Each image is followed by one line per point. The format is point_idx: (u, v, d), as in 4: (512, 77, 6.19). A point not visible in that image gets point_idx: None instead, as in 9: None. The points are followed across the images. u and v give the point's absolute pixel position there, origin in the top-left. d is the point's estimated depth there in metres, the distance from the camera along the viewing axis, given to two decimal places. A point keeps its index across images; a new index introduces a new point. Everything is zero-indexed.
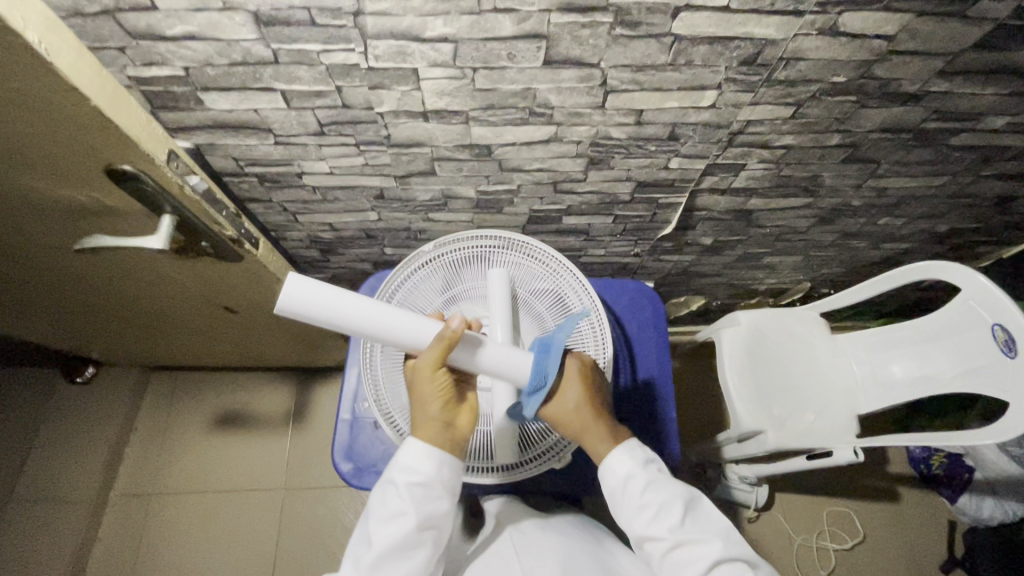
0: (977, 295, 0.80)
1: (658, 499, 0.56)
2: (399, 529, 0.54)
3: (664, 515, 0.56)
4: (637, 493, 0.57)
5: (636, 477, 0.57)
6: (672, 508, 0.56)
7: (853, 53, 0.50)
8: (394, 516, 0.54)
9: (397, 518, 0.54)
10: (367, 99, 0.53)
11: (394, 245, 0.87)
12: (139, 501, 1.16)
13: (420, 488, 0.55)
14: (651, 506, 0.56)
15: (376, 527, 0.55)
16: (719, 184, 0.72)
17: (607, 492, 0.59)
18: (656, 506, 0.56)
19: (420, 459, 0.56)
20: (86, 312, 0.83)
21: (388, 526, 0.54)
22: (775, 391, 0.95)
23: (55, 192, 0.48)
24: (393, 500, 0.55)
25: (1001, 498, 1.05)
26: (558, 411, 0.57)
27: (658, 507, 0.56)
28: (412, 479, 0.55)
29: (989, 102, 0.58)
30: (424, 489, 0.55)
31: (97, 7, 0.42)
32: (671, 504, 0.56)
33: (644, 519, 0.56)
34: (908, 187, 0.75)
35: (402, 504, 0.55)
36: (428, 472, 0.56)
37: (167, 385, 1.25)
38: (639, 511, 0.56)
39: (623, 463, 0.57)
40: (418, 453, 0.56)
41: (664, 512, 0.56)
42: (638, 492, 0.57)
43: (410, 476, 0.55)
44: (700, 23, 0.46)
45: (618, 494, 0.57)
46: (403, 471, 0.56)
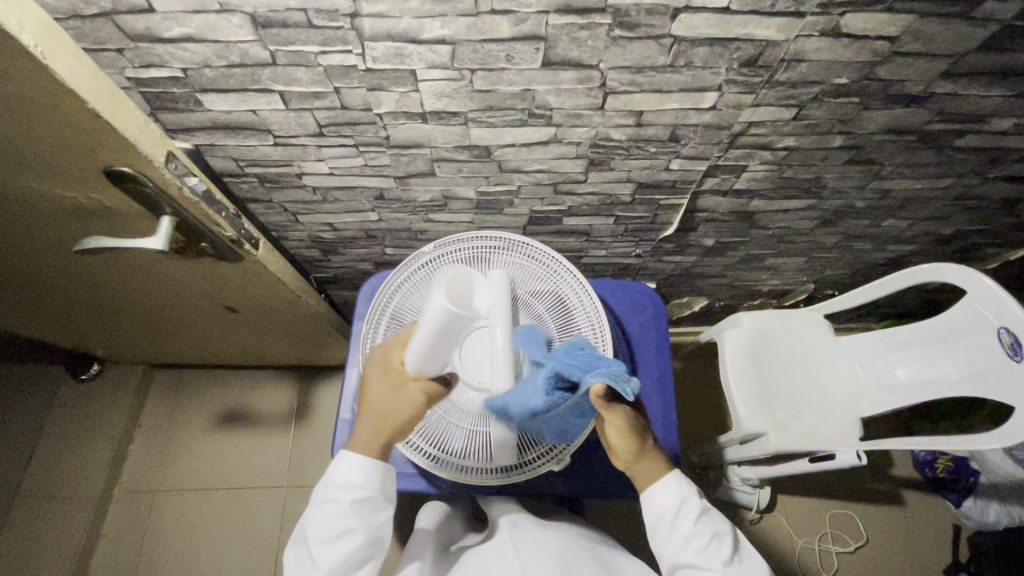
0: (983, 297, 0.79)
1: (710, 528, 0.58)
2: (347, 547, 0.54)
3: (715, 546, 0.57)
4: (691, 518, 0.58)
5: (692, 504, 0.59)
6: (722, 540, 0.58)
7: (856, 55, 0.49)
8: (342, 535, 0.54)
9: (345, 535, 0.54)
10: (365, 101, 0.53)
11: (395, 245, 0.87)
12: (142, 497, 1.16)
13: (364, 502, 0.56)
14: (704, 535, 0.57)
15: (321, 550, 0.53)
16: (721, 186, 0.71)
17: (655, 516, 0.59)
18: (708, 536, 0.57)
19: (362, 474, 0.56)
20: (89, 311, 0.84)
21: (336, 545, 0.54)
22: (777, 393, 0.94)
23: (54, 193, 0.48)
24: (337, 519, 0.54)
25: (1008, 501, 1.04)
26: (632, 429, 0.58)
27: (710, 537, 0.57)
28: (356, 496, 0.55)
29: (994, 104, 0.57)
30: (368, 502, 0.56)
31: (95, 10, 0.42)
32: (721, 536, 0.58)
33: (695, 546, 0.57)
34: (913, 189, 0.74)
35: (350, 521, 0.55)
36: (371, 486, 0.56)
37: (171, 382, 1.26)
38: (688, 539, 0.57)
39: (680, 487, 0.59)
40: (357, 469, 0.56)
41: (715, 544, 0.57)
42: (693, 518, 0.58)
43: (354, 492, 0.56)
44: (700, 25, 0.45)
45: (671, 518, 0.58)
46: (344, 488, 0.55)
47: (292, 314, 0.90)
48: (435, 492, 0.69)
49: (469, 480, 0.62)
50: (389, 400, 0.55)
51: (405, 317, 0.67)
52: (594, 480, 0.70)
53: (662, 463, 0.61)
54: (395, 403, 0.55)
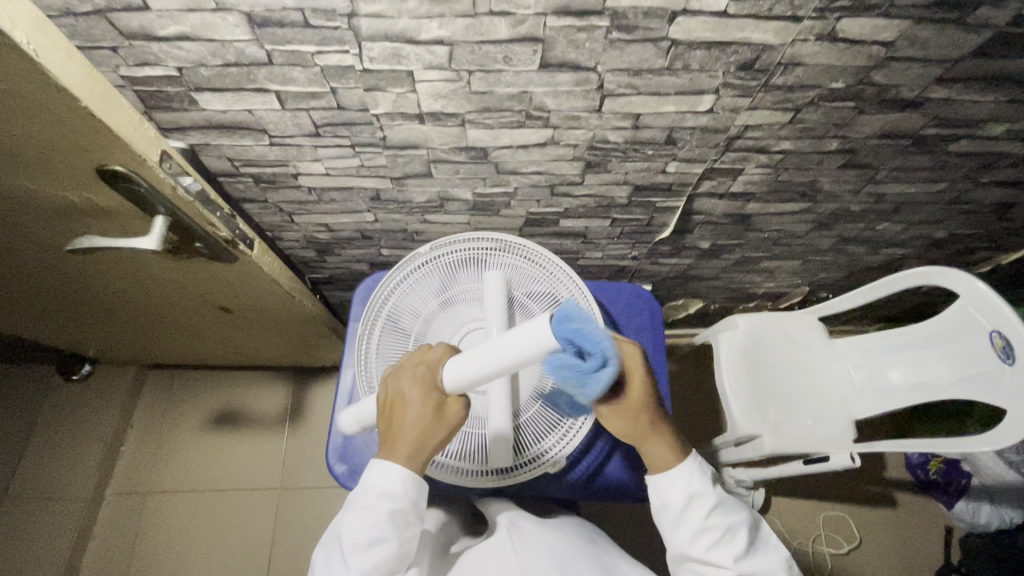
0: (974, 301, 0.79)
1: (724, 523, 0.56)
2: (379, 556, 0.52)
3: (726, 541, 0.56)
4: (703, 513, 0.56)
5: (706, 497, 0.57)
6: (736, 533, 0.56)
7: (852, 59, 0.49)
8: (375, 542, 0.52)
9: (376, 544, 0.52)
10: (362, 101, 0.53)
11: (391, 246, 0.87)
12: (134, 499, 1.15)
13: (400, 513, 0.54)
14: (715, 530, 0.56)
15: (353, 554, 0.52)
16: (717, 189, 0.71)
17: (666, 505, 0.58)
18: (719, 531, 0.56)
19: (401, 483, 0.54)
20: (82, 311, 0.83)
21: (367, 553, 0.52)
22: (772, 396, 0.94)
23: (45, 191, 0.48)
24: (372, 526, 0.53)
25: (997, 504, 1.05)
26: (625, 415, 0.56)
27: (722, 531, 0.56)
28: (394, 505, 0.54)
29: (989, 110, 0.57)
30: (405, 513, 0.54)
31: (89, 7, 0.42)
32: (735, 529, 0.57)
33: (706, 541, 0.56)
34: (907, 193, 0.75)
35: (384, 529, 0.53)
36: (408, 497, 0.55)
37: (165, 382, 1.25)
38: (699, 533, 0.56)
39: (693, 480, 0.58)
40: (397, 478, 0.54)
41: (727, 538, 0.56)
42: (704, 513, 0.56)
43: (392, 500, 0.54)
44: (697, 28, 0.45)
45: (682, 511, 0.57)
46: (383, 496, 0.54)
47: (287, 315, 0.90)
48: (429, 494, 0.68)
49: (465, 483, 0.61)
50: (434, 412, 0.54)
51: (401, 318, 0.67)
52: (592, 482, 0.70)
53: (671, 449, 0.58)
54: (441, 413, 0.54)
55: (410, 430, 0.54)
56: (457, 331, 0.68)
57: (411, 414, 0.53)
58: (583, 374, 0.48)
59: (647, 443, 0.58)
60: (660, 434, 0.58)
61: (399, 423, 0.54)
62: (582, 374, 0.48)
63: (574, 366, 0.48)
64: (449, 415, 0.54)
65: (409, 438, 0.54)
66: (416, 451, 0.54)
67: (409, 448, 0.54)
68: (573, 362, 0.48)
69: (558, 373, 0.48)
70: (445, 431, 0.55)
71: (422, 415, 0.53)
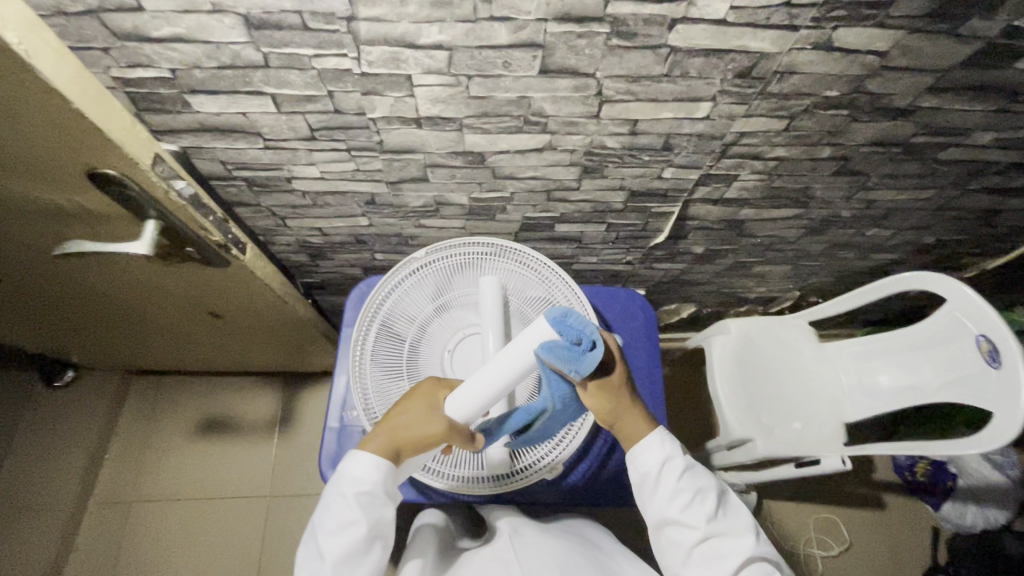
0: (961, 306, 0.80)
1: (695, 486, 0.56)
2: (349, 539, 0.52)
3: (699, 502, 0.55)
4: (674, 476, 0.56)
5: (675, 461, 0.56)
6: (706, 495, 0.56)
7: (846, 68, 0.50)
8: (345, 526, 0.52)
9: (346, 527, 0.52)
10: (359, 105, 0.52)
11: (384, 250, 0.86)
12: (118, 508, 1.13)
13: (367, 496, 0.54)
14: (687, 493, 0.55)
15: (325, 541, 0.52)
16: (712, 195, 0.72)
17: (639, 475, 0.57)
18: (692, 493, 0.55)
19: (369, 469, 0.54)
20: (66, 316, 0.81)
21: (338, 537, 0.52)
22: (764, 399, 0.95)
23: (30, 194, 0.46)
24: (340, 511, 0.53)
25: (982, 505, 1.08)
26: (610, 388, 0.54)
27: (694, 494, 0.55)
28: (360, 489, 0.54)
29: (978, 118, 0.59)
30: (372, 496, 0.54)
31: (81, 7, 0.41)
32: (706, 492, 0.56)
33: (680, 504, 0.55)
34: (896, 200, 0.76)
35: (352, 512, 0.53)
36: (374, 481, 0.54)
37: (150, 388, 1.23)
38: (673, 497, 0.55)
39: (663, 444, 0.57)
40: (368, 465, 0.54)
41: (699, 501, 0.55)
42: (677, 476, 0.55)
43: (358, 485, 0.54)
44: (696, 36, 0.45)
45: (655, 477, 0.56)
46: (349, 482, 0.54)
47: (278, 320, 0.88)
48: (425, 501, 0.68)
49: (465, 491, 0.62)
50: (425, 412, 0.55)
51: (395, 324, 0.67)
52: (587, 487, 0.69)
53: (647, 421, 0.57)
54: (430, 416, 0.54)
55: (399, 421, 0.55)
56: (451, 337, 0.68)
57: (409, 407, 0.56)
58: (578, 356, 0.50)
59: (625, 417, 0.56)
60: (636, 407, 0.57)
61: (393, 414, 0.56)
62: (579, 355, 0.50)
63: (569, 347, 0.50)
64: (438, 421, 0.54)
65: (394, 426, 0.55)
66: (394, 441, 0.55)
67: (391, 436, 0.55)
68: (570, 343, 0.50)
69: (549, 352, 0.49)
70: (428, 435, 0.54)
71: (416, 412, 0.55)
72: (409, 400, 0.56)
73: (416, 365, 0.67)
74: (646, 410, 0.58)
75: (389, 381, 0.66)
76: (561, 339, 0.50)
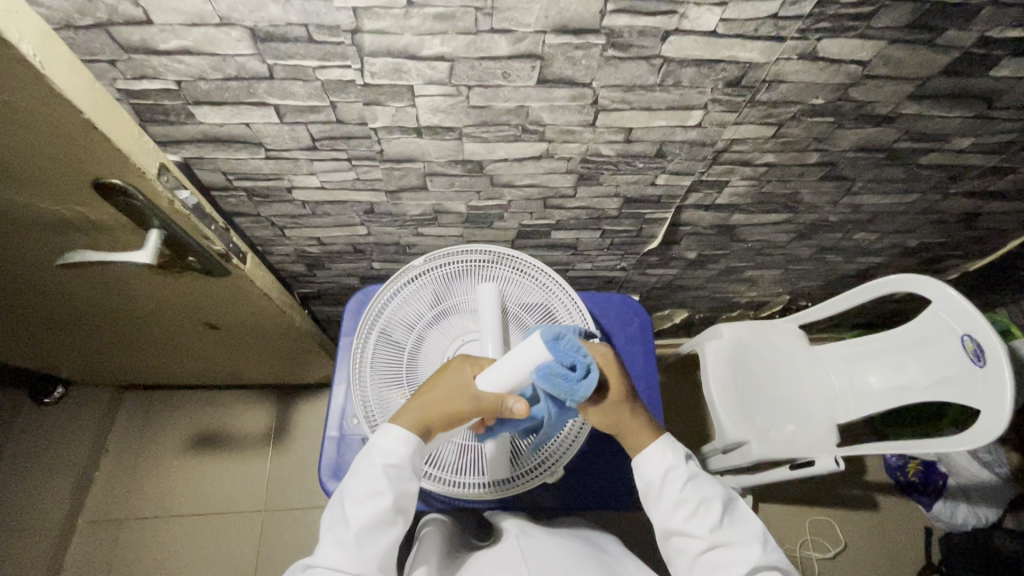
0: (946, 306, 0.83)
1: (698, 495, 0.56)
2: (376, 509, 0.53)
3: (703, 512, 0.55)
4: (677, 486, 0.56)
5: (678, 471, 0.57)
6: (711, 505, 0.56)
7: (832, 77, 0.52)
8: (371, 496, 0.53)
9: (372, 498, 0.53)
10: (361, 115, 0.53)
11: (382, 259, 0.87)
12: (109, 526, 1.11)
13: (395, 469, 0.54)
14: (690, 503, 0.55)
15: (351, 509, 0.53)
16: (704, 201, 0.74)
17: (644, 484, 0.58)
18: (695, 503, 0.55)
19: (398, 443, 0.55)
20: (60, 330, 0.80)
21: (364, 506, 0.53)
22: (759, 402, 0.96)
23: (35, 206, 0.47)
24: (368, 481, 0.53)
25: (974, 502, 1.11)
26: (605, 404, 0.55)
27: (697, 503, 0.56)
28: (388, 461, 0.54)
29: (956, 125, 0.61)
30: (399, 469, 0.55)
31: (90, 21, 0.42)
32: (711, 501, 0.56)
33: (684, 513, 0.55)
34: (881, 204, 0.78)
35: (377, 483, 0.53)
36: (404, 455, 0.55)
37: (141, 402, 1.21)
38: (676, 507, 0.56)
39: (665, 455, 0.57)
40: (397, 440, 0.55)
41: (702, 510, 0.55)
42: (680, 485, 0.56)
43: (386, 457, 0.54)
44: (688, 47, 0.47)
45: (658, 487, 0.57)
46: (378, 452, 0.55)
47: (276, 330, 0.88)
48: (427, 508, 0.68)
49: (468, 497, 0.62)
50: (460, 391, 0.54)
51: (394, 332, 0.67)
52: (589, 491, 0.70)
53: (649, 430, 0.58)
54: (465, 395, 0.53)
55: (433, 400, 0.55)
56: (451, 343, 0.68)
57: (445, 385, 0.55)
58: (573, 383, 0.49)
59: (626, 429, 0.57)
60: (638, 419, 0.58)
61: (428, 390, 0.56)
62: (574, 382, 0.49)
63: (564, 374, 0.49)
64: (470, 399, 0.53)
65: (427, 407, 0.55)
66: (426, 418, 0.55)
67: (424, 413, 0.55)
68: (564, 369, 0.49)
69: (548, 378, 0.49)
70: (461, 412, 0.53)
71: (447, 389, 0.54)
72: (445, 379, 0.55)
73: (416, 373, 0.67)
74: (649, 419, 0.59)
75: (388, 388, 0.66)
76: (556, 362, 0.50)
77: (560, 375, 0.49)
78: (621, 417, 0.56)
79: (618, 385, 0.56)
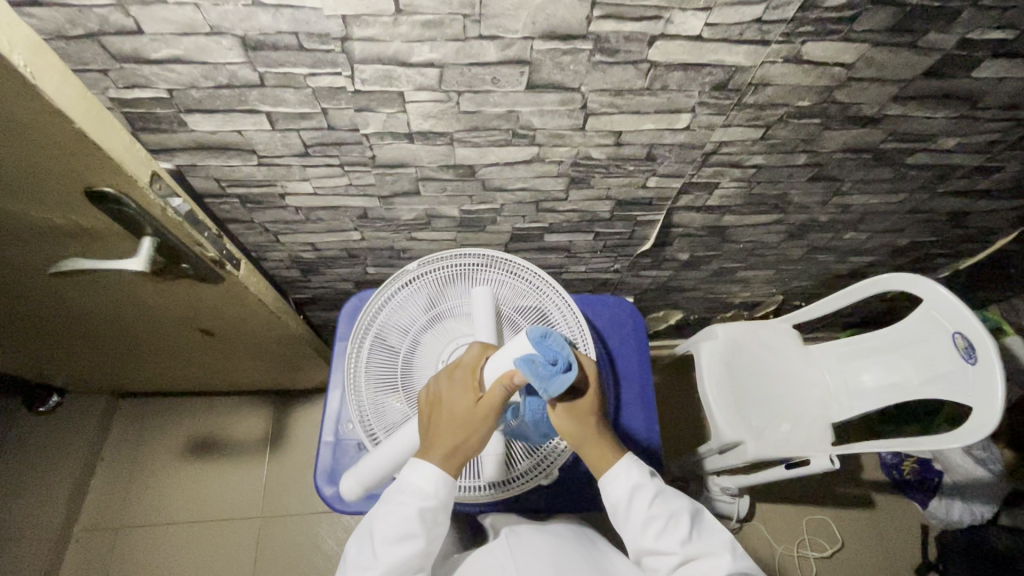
0: (936, 305, 0.84)
1: (666, 511, 0.57)
2: (409, 551, 0.53)
3: (672, 527, 0.56)
4: (645, 504, 0.57)
5: (644, 488, 0.57)
6: (679, 519, 0.56)
7: (816, 79, 0.53)
8: (403, 537, 0.53)
9: (405, 540, 0.53)
10: (353, 121, 0.54)
11: (377, 264, 0.87)
12: (105, 535, 1.10)
13: (430, 511, 0.54)
14: (659, 519, 0.56)
15: (383, 548, 0.53)
16: (695, 202, 0.74)
17: (611, 505, 0.58)
18: (663, 519, 0.56)
19: (433, 483, 0.54)
20: (55, 338, 0.80)
21: (397, 547, 0.53)
22: (753, 402, 0.97)
23: (28, 216, 0.47)
24: (402, 521, 0.53)
25: (968, 500, 1.11)
26: (578, 412, 0.56)
27: (666, 519, 0.56)
28: (424, 504, 0.54)
29: (941, 125, 0.62)
30: (434, 512, 0.55)
31: (81, 31, 0.42)
32: (679, 515, 0.57)
33: (652, 532, 0.56)
34: (870, 204, 0.79)
35: (412, 526, 0.53)
36: (439, 496, 0.55)
37: (137, 410, 1.21)
38: (645, 525, 0.56)
39: (630, 474, 0.58)
40: (432, 478, 0.54)
41: (671, 525, 0.56)
42: (647, 503, 0.57)
43: (424, 500, 0.54)
44: (674, 51, 0.48)
45: (625, 507, 0.57)
46: (414, 492, 0.54)
47: (271, 336, 0.88)
48: None
49: (463, 498, 0.63)
50: (475, 413, 0.54)
51: (389, 337, 0.67)
52: (585, 493, 0.70)
53: (613, 449, 0.59)
54: (480, 412, 0.54)
55: (451, 430, 0.54)
56: (445, 346, 0.68)
57: (453, 408, 0.54)
58: (552, 374, 0.50)
59: (592, 445, 0.57)
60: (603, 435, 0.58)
61: (439, 421, 0.55)
62: (554, 373, 0.50)
63: (547, 365, 0.50)
64: (490, 414, 0.54)
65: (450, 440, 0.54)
66: (455, 449, 0.54)
67: (450, 446, 0.54)
68: (546, 360, 0.50)
69: (528, 368, 0.50)
70: (487, 428, 0.54)
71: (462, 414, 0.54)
72: (451, 402, 0.55)
73: (411, 377, 0.67)
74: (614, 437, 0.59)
75: (383, 393, 0.66)
76: (538, 355, 0.51)
77: (538, 364, 0.50)
78: (592, 430, 0.57)
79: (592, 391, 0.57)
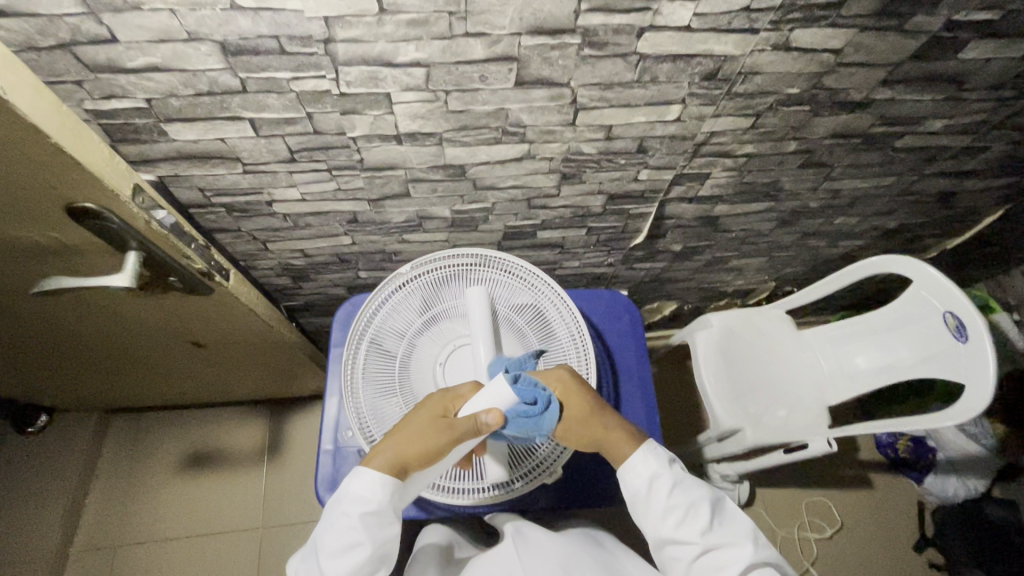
0: (927, 285, 0.84)
1: (685, 501, 0.56)
2: (355, 560, 0.52)
3: (692, 517, 0.56)
4: (664, 494, 0.56)
5: (663, 479, 0.57)
6: (699, 509, 0.56)
7: (806, 66, 0.52)
8: (348, 547, 0.52)
9: (351, 549, 0.52)
10: (339, 125, 0.53)
11: (369, 268, 0.86)
12: (101, 554, 1.08)
13: (372, 516, 0.53)
14: (678, 510, 0.56)
15: (328, 561, 0.52)
16: (687, 193, 0.74)
17: (632, 495, 0.58)
18: (683, 509, 0.56)
19: (373, 488, 0.54)
20: (39, 359, 0.78)
21: (342, 558, 0.52)
22: (750, 389, 0.98)
23: (7, 235, 0.45)
24: (344, 531, 0.52)
25: (963, 475, 1.14)
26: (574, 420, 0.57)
27: (685, 510, 0.56)
28: (364, 509, 0.53)
29: (928, 107, 0.62)
30: (377, 516, 0.53)
31: (52, 41, 0.40)
32: (699, 505, 0.56)
33: (672, 521, 0.56)
34: (860, 188, 0.80)
35: (356, 534, 0.52)
36: (381, 500, 0.54)
37: (130, 425, 1.19)
38: (665, 514, 0.56)
39: (647, 464, 0.58)
40: (373, 485, 0.54)
41: (691, 515, 0.56)
42: (666, 493, 0.56)
43: (364, 505, 0.53)
44: (663, 42, 0.47)
45: (645, 497, 0.57)
46: (354, 500, 0.53)
47: (263, 345, 0.87)
48: (428, 516, 0.67)
49: (468, 501, 0.62)
50: (434, 424, 0.54)
51: (384, 340, 0.67)
52: (589, 490, 0.70)
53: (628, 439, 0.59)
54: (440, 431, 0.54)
55: (404, 436, 0.55)
56: (443, 348, 0.67)
57: (417, 417, 0.56)
58: (536, 420, 0.54)
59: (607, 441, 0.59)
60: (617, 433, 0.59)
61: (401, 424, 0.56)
62: (535, 421, 0.54)
63: (527, 413, 0.54)
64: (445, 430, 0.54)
65: (399, 442, 0.54)
66: (400, 454, 0.54)
67: (397, 446, 0.54)
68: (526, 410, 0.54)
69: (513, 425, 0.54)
70: (439, 446, 0.53)
71: (421, 423, 0.55)
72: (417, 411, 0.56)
73: (408, 381, 0.66)
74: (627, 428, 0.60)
75: (381, 398, 0.65)
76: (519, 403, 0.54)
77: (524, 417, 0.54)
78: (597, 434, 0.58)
79: (581, 406, 0.57)
